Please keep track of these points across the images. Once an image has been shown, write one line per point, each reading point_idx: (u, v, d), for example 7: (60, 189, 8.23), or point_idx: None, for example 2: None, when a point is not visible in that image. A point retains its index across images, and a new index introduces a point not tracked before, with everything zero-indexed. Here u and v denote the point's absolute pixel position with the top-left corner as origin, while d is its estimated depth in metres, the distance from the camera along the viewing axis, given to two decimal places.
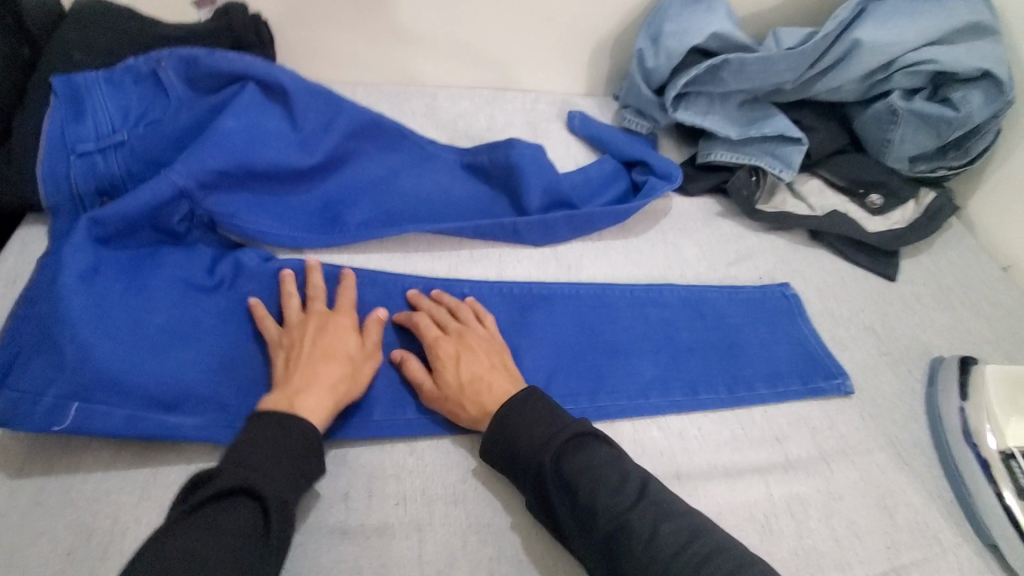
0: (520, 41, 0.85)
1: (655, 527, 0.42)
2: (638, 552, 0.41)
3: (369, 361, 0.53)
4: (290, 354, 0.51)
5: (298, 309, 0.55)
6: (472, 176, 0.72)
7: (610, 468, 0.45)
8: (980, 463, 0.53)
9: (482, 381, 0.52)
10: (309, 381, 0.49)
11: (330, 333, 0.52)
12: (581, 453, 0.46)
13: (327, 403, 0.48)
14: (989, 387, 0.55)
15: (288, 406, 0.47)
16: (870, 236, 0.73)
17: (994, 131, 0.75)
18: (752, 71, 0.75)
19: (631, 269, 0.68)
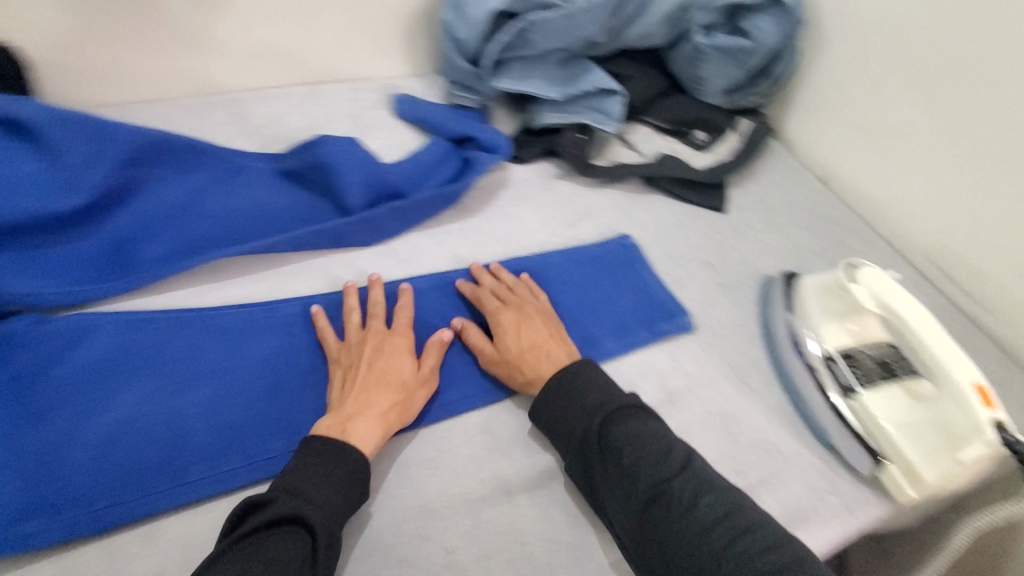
0: (324, 28, 0.79)
1: (688, 494, 0.45)
2: (672, 520, 0.44)
3: (422, 389, 0.53)
4: (347, 375, 0.52)
5: (359, 326, 0.55)
6: (288, 184, 0.66)
7: (650, 438, 0.48)
8: (807, 369, 0.56)
9: (548, 345, 0.55)
10: (363, 406, 0.49)
11: (390, 352, 0.53)
12: (621, 424, 0.49)
13: (377, 431, 0.48)
14: (807, 298, 0.59)
15: (340, 431, 0.47)
16: (698, 174, 0.76)
17: (789, 54, 0.80)
18: (558, 29, 0.74)
19: (472, 251, 0.66)
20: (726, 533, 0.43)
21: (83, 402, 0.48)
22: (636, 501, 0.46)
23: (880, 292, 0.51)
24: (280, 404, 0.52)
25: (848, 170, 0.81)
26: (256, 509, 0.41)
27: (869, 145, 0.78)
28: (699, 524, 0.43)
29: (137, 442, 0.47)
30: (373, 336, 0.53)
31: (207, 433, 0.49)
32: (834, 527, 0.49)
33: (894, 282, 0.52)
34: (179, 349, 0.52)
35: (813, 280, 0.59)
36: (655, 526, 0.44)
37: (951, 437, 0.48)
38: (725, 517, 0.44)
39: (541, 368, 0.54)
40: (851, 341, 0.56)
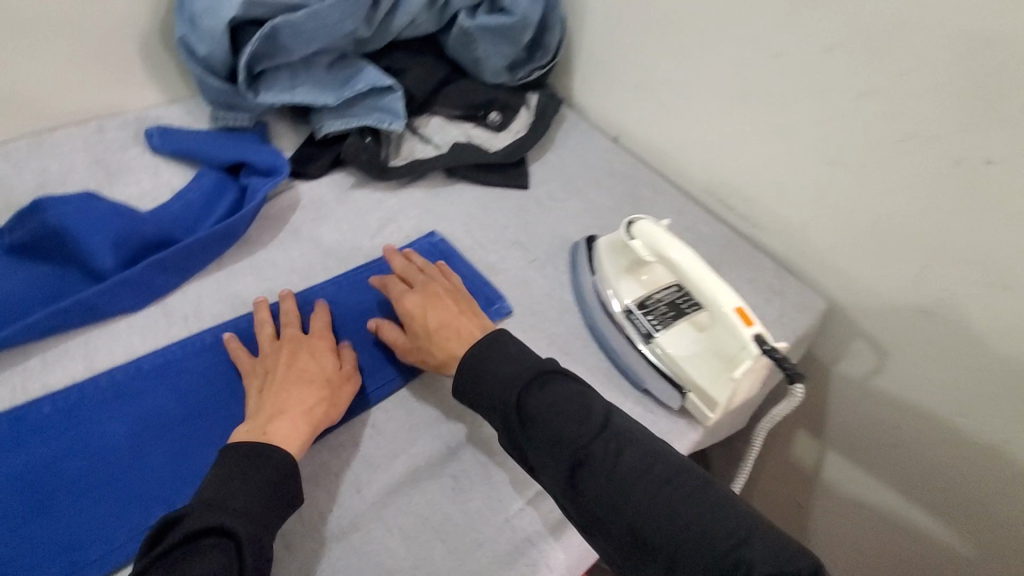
0: (30, 65, 0.66)
1: (614, 448, 0.44)
2: (606, 474, 0.43)
3: (348, 385, 0.51)
4: (264, 382, 0.50)
5: (272, 336, 0.53)
6: (16, 262, 0.55)
7: (565, 394, 0.47)
8: (614, 325, 0.59)
9: (457, 319, 0.53)
10: (282, 406, 0.47)
11: (303, 355, 0.51)
12: (538, 387, 0.47)
13: (302, 429, 0.46)
14: (603, 258, 0.62)
15: (261, 433, 0.45)
16: (494, 155, 0.76)
17: (557, 24, 0.81)
18: (309, 30, 0.69)
19: (268, 286, 0.60)
20: (655, 478, 0.43)
21: None
22: (569, 464, 0.44)
23: (658, 240, 0.55)
24: (44, 525, 0.43)
25: (631, 125, 0.86)
26: (175, 524, 0.38)
27: (641, 99, 0.83)
28: (634, 472, 0.43)
29: None
30: (291, 342, 0.52)
31: None
32: None
33: (665, 232, 0.56)
34: None
35: (606, 241, 0.63)
36: (590, 485, 0.43)
37: (727, 359, 0.53)
38: (652, 464, 0.44)
39: (453, 344, 0.52)
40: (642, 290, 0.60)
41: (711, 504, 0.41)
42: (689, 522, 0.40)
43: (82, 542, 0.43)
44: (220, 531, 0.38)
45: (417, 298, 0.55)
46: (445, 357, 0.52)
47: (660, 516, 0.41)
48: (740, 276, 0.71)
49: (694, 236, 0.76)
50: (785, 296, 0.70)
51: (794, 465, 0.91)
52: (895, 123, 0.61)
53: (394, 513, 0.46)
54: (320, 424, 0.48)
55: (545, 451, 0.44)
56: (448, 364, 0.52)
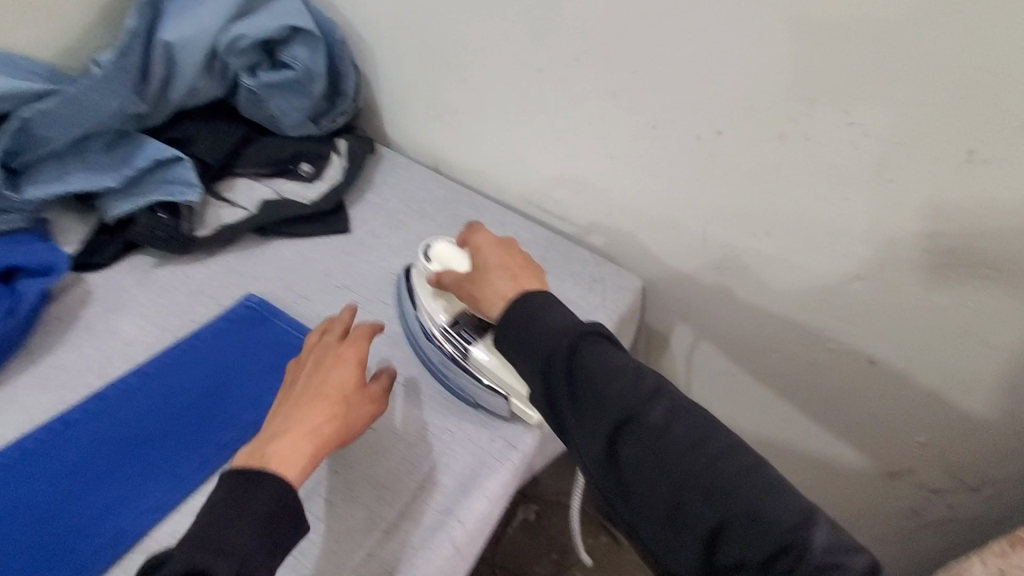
0: None
1: (668, 417, 0.44)
2: (652, 441, 0.43)
3: (366, 406, 0.50)
4: (285, 394, 0.49)
5: (313, 336, 0.53)
6: None
7: (614, 364, 0.46)
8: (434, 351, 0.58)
9: (518, 271, 0.53)
10: (293, 423, 0.46)
11: (326, 367, 0.50)
12: (597, 351, 0.46)
13: (304, 451, 0.45)
14: (417, 286, 0.61)
15: (259, 456, 0.44)
16: (306, 206, 0.76)
17: (347, 70, 0.83)
18: (66, 116, 0.65)
19: (58, 395, 0.55)
20: (706, 450, 0.43)
21: None
22: (614, 426, 0.44)
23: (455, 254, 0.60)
24: None
25: (445, 152, 0.90)
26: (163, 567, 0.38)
27: (445, 126, 0.87)
28: (682, 440, 0.43)
29: None
30: (317, 352, 0.52)
31: None
32: (503, 472, 0.54)
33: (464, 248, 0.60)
34: None
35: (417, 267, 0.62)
36: (632, 450, 0.43)
37: None
38: (706, 435, 0.43)
39: (502, 288, 0.52)
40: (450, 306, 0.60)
41: (766, 482, 0.41)
42: (738, 498, 0.41)
43: None
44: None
45: (483, 243, 0.56)
46: (487, 297, 0.53)
47: (706, 491, 0.41)
48: (563, 271, 0.76)
49: (518, 244, 0.80)
50: (606, 280, 0.75)
51: None
52: (643, 112, 0.68)
53: None
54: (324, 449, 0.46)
55: (587, 413, 0.44)
56: (490, 304, 0.53)
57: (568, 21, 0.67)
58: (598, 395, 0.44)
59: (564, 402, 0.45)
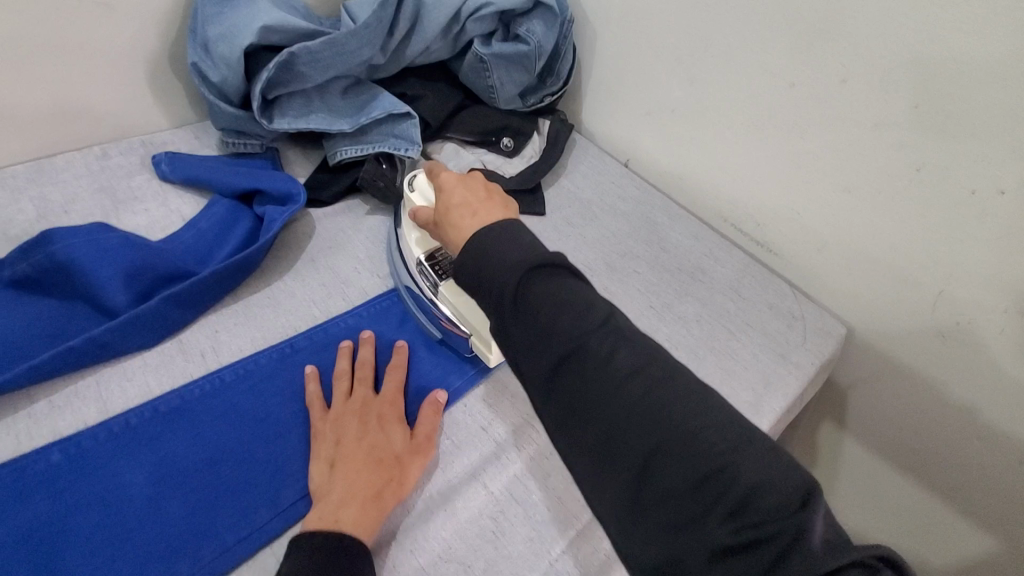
0: (32, 89, 0.64)
1: (579, 306, 0.38)
2: (557, 333, 0.37)
3: (419, 459, 0.48)
4: (334, 454, 0.47)
5: (346, 392, 0.51)
6: (18, 297, 0.52)
7: (531, 246, 0.41)
8: (407, 280, 0.59)
9: (480, 205, 0.47)
10: (351, 489, 0.44)
11: (376, 424, 0.49)
12: (515, 254, 0.41)
13: (376, 513, 0.44)
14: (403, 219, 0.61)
15: (334, 521, 0.43)
16: (511, 182, 0.76)
17: (570, 51, 0.81)
18: (326, 58, 0.67)
19: (283, 319, 0.58)
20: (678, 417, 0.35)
21: None
22: (527, 320, 0.39)
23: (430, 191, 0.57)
24: None
25: (643, 150, 0.87)
26: None
27: (653, 124, 0.84)
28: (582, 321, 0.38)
29: None
30: (357, 407, 0.49)
31: None
32: None
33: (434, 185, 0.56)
34: None
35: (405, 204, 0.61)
36: (536, 340, 0.38)
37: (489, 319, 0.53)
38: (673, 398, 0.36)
39: (460, 224, 0.46)
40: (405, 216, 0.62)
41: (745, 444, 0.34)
42: (657, 408, 0.36)
43: None
44: None
45: (442, 180, 0.50)
46: (452, 238, 0.47)
47: (630, 404, 0.36)
48: (760, 300, 0.72)
49: (712, 259, 0.76)
50: (806, 321, 0.70)
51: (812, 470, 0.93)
52: (909, 152, 0.61)
53: (435, 564, 0.45)
54: (388, 510, 0.45)
55: (515, 318, 0.39)
56: (450, 243, 0.47)
57: (848, 38, 0.61)
58: (530, 300, 0.39)
59: (488, 298, 0.41)
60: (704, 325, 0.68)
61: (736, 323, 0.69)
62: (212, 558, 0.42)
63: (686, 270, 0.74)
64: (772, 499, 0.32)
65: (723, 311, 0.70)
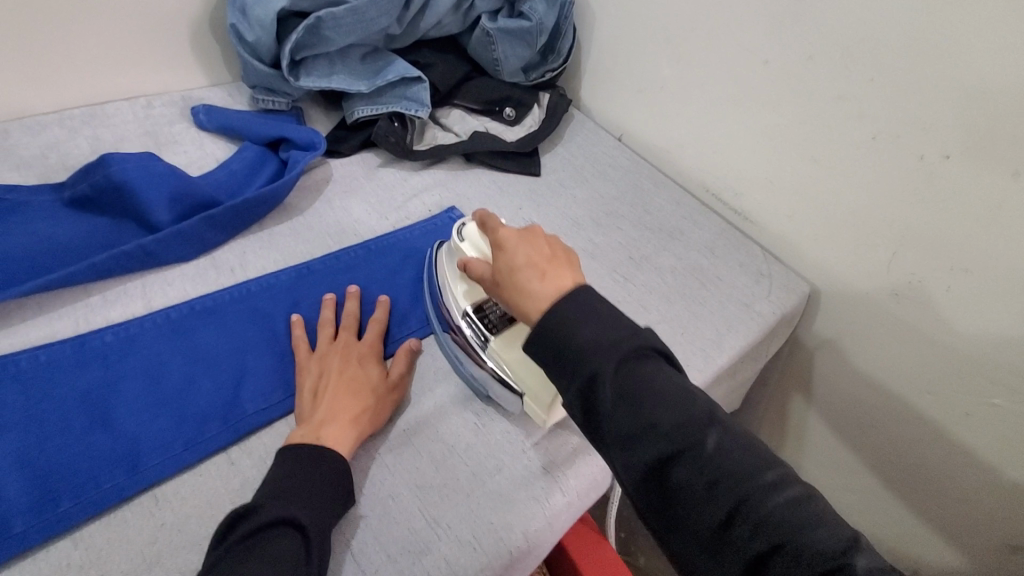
0: (91, 42, 0.73)
1: (669, 390, 0.40)
2: (652, 421, 0.39)
3: (393, 395, 0.53)
4: (317, 386, 0.52)
5: (330, 336, 0.56)
6: (77, 212, 0.61)
7: (595, 309, 0.43)
8: (450, 330, 0.57)
9: (548, 267, 0.48)
10: (332, 412, 0.49)
11: (356, 363, 0.54)
12: (583, 325, 0.42)
13: (352, 433, 0.49)
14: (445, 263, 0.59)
15: (315, 438, 0.48)
16: (510, 144, 0.83)
17: (569, 29, 0.88)
18: (348, 24, 0.76)
19: (302, 246, 0.66)
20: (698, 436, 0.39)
21: None
22: (621, 403, 0.39)
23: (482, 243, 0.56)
24: (109, 435, 0.47)
25: (635, 126, 0.94)
26: (246, 516, 0.40)
27: (645, 101, 0.91)
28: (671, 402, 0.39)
29: None
30: (341, 347, 0.55)
31: (18, 489, 0.43)
32: None
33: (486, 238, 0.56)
34: None
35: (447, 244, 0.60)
36: (631, 428, 0.39)
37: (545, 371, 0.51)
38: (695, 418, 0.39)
39: (535, 292, 0.46)
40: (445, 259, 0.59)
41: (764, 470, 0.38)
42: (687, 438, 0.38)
43: (143, 450, 0.47)
44: (293, 521, 0.40)
45: (502, 237, 0.51)
46: (519, 301, 0.47)
47: (713, 476, 0.37)
48: (732, 259, 0.79)
49: (691, 223, 0.83)
50: (773, 279, 0.77)
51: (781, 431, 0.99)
52: (865, 122, 0.68)
53: (423, 439, 0.53)
54: (364, 432, 0.50)
55: (605, 397, 0.40)
56: (521, 309, 0.47)
57: (813, 19, 0.68)
58: (621, 380, 0.40)
59: (573, 376, 0.42)
60: (677, 277, 0.75)
61: (707, 277, 0.76)
62: (238, 422, 0.50)
63: (666, 230, 0.81)
64: (841, 559, 0.34)
65: (698, 266, 0.77)
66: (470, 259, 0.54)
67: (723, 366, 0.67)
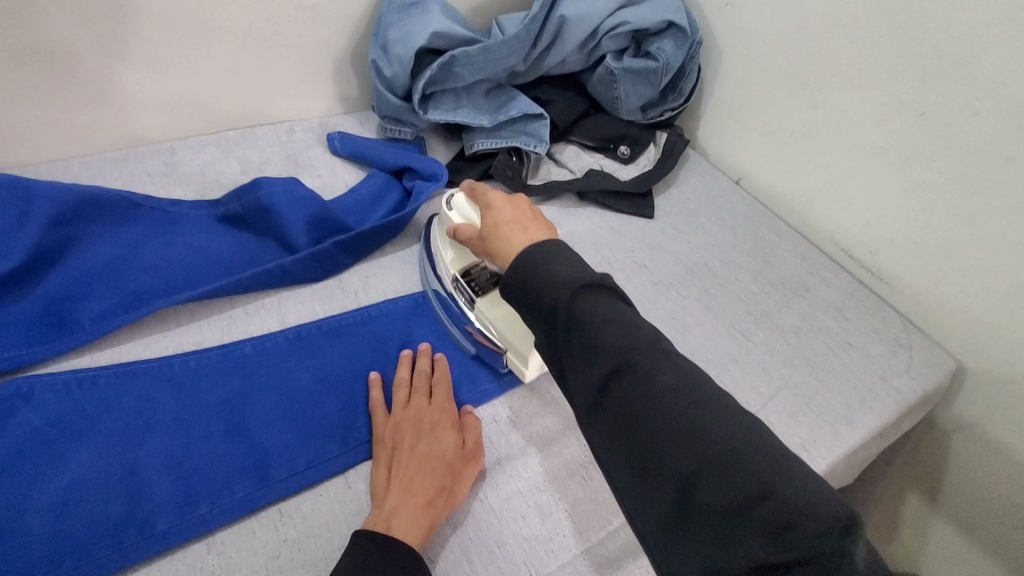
0: (249, 71, 0.80)
1: (633, 330, 0.42)
2: (626, 359, 0.41)
3: (469, 466, 0.50)
4: (391, 459, 0.50)
5: (403, 400, 0.54)
6: (228, 228, 0.67)
7: (573, 267, 0.45)
8: (442, 299, 0.61)
9: (529, 224, 0.51)
10: (405, 496, 0.47)
11: (429, 432, 0.51)
12: (552, 271, 0.45)
13: (423, 521, 0.46)
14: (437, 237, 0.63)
15: (386, 528, 0.45)
16: (625, 184, 0.82)
17: (695, 69, 0.86)
18: (479, 62, 0.78)
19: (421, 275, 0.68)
20: (682, 395, 0.40)
21: (39, 465, 0.46)
22: (591, 349, 0.42)
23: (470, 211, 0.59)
24: (242, 444, 0.50)
25: (757, 171, 0.90)
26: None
27: (771, 146, 0.86)
28: (680, 400, 0.40)
29: (96, 500, 0.45)
30: (415, 413, 0.52)
31: (164, 488, 0.46)
32: None
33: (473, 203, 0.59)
34: (130, 398, 0.51)
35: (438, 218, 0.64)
36: (602, 375, 0.42)
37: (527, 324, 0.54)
38: (693, 392, 0.40)
39: (514, 243, 0.49)
40: (436, 230, 0.63)
41: (757, 441, 0.38)
42: (689, 417, 0.39)
43: (270, 463, 0.49)
44: None
45: (486, 201, 0.54)
46: (499, 251, 0.50)
47: (709, 456, 0.38)
48: (865, 324, 0.72)
49: (818, 278, 0.77)
50: (912, 350, 0.70)
51: (898, 514, 0.89)
52: None
53: (531, 491, 0.51)
54: (438, 518, 0.47)
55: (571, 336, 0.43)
56: (500, 259, 0.50)
57: (985, 73, 0.62)
58: (582, 318, 0.42)
59: (540, 312, 0.45)
60: (802, 338, 0.69)
61: (836, 342, 0.70)
62: (356, 446, 0.52)
63: (789, 285, 0.75)
64: (833, 525, 0.34)
65: (824, 327, 0.71)
66: (460, 223, 0.57)
67: (854, 445, 0.61)
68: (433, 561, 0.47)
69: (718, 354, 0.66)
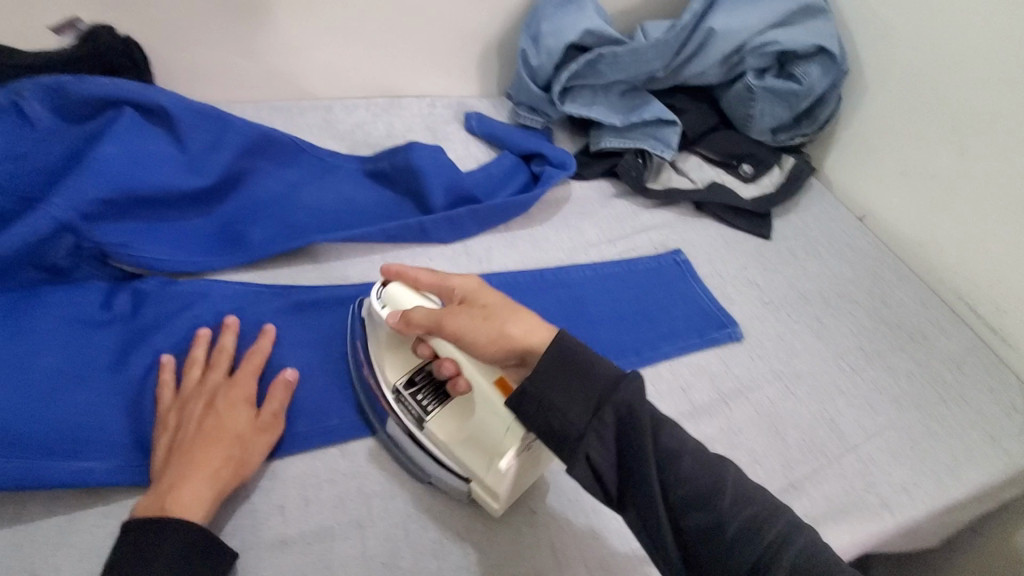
0: (406, 45, 0.87)
1: (668, 435, 0.43)
2: (667, 467, 0.42)
3: (262, 437, 0.50)
4: (173, 441, 0.48)
5: (198, 377, 0.52)
6: (372, 183, 0.73)
7: (602, 366, 0.45)
8: (383, 420, 0.53)
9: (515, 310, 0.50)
10: (183, 472, 0.45)
11: (219, 408, 0.49)
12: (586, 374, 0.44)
13: (206, 492, 0.45)
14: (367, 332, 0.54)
15: (160, 507, 0.44)
16: (746, 202, 0.82)
17: (835, 99, 0.84)
18: (624, 62, 0.81)
19: (540, 255, 0.72)
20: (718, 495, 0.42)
21: None
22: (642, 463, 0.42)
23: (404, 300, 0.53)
24: None
25: (883, 208, 0.86)
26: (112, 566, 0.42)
27: (903, 188, 0.83)
28: (720, 500, 0.41)
29: None
30: (206, 388, 0.50)
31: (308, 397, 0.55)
32: (860, 527, 0.55)
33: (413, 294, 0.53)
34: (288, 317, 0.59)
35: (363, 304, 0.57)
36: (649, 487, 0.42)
37: (491, 447, 0.48)
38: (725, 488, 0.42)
39: (528, 325, 0.47)
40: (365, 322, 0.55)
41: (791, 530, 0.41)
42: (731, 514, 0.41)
43: None
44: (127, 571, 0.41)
45: (458, 288, 0.51)
46: (511, 330, 0.47)
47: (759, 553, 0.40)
48: (983, 383, 0.69)
49: (938, 328, 0.74)
50: None
51: None
52: None
53: None
54: (225, 489, 0.46)
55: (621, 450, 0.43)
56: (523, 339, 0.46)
57: None
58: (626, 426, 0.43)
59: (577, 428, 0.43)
60: (914, 384, 0.67)
61: (951, 394, 0.67)
62: None
63: (907, 329, 0.73)
64: None
65: (940, 377, 0.68)
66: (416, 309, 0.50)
67: (955, 500, 0.59)
68: (536, 511, 0.53)
69: (825, 382, 0.66)
